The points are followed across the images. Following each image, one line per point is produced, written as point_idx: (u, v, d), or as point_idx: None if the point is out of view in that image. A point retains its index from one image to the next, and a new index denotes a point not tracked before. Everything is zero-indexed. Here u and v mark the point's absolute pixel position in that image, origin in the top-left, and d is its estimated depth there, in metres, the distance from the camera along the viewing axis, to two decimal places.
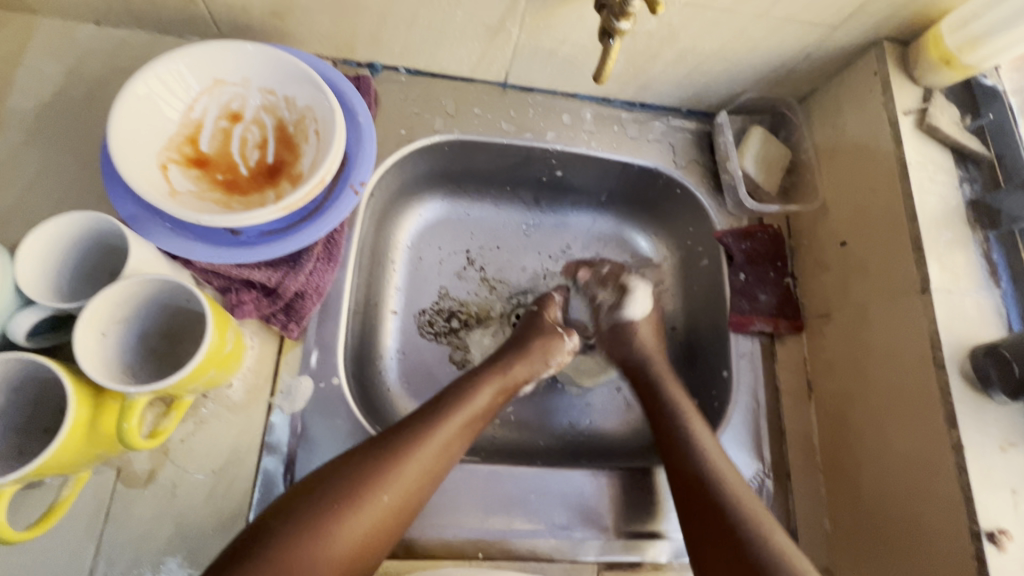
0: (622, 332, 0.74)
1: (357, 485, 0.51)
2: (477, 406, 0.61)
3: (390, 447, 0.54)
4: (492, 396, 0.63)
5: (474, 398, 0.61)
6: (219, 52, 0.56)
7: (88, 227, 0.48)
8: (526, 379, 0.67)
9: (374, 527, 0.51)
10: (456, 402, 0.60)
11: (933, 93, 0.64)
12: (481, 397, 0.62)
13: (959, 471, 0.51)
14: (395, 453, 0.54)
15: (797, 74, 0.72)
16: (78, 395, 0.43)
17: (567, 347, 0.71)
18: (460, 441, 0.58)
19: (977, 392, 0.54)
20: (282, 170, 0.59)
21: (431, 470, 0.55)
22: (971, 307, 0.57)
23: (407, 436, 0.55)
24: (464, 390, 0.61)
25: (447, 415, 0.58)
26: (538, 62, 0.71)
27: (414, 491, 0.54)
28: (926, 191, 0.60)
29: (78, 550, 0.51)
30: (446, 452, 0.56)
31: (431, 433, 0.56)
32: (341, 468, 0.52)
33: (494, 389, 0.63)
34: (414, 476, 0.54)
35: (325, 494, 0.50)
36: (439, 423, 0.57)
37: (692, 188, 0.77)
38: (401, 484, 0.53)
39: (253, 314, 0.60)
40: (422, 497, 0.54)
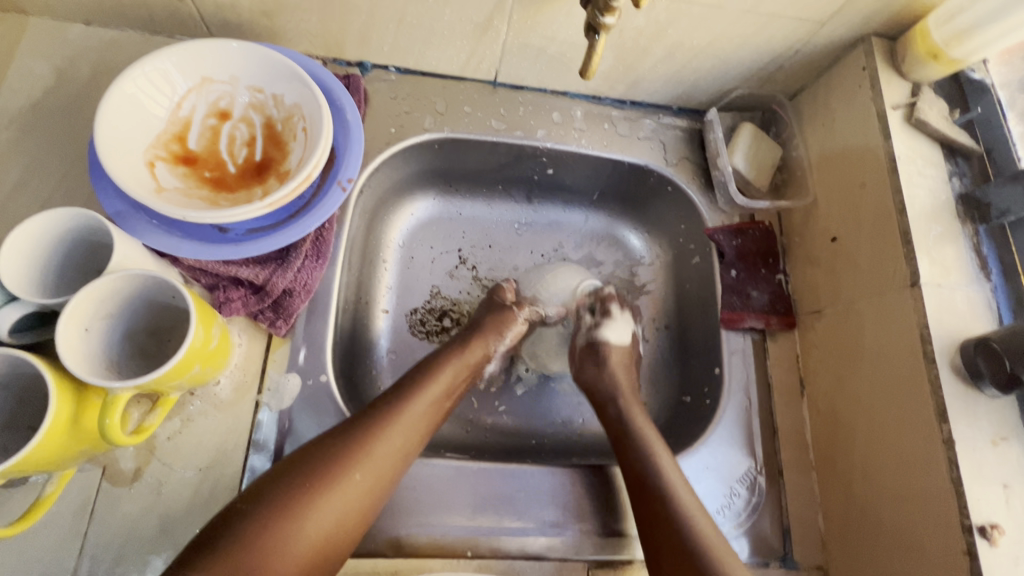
0: (589, 357, 0.70)
1: (330, 465, 0.51)
2: (442, 383, 0.61)
3: (356, 427, 0.54)
4: (456, 372, 0.63)
5: (438, 374, 0.61)
6: (207, 50, 0.56)
7: (51, 227, 0.47)
8: (484, 356, 0.67)
9: (350, 505, 0.51)
10: (421, 380, 0.60)
11: (921, 88, 0.64)
12: (445, 373, 0.62)
13: (950, 465, 0.51)
14: (363, 432, 0.54)
15: (787, 70, 0.72)
16: (60, 391, 0.43)
17: (521, 317, 0.71)
18: (427, 417, 0.58)
19: (968, 385, 0.53)
20: (270, 167, 0.59)
21: (401, 447, 0.55)
22: (961, 300, 0.56)
23: (373, 416, 0.55)
24: (427, 368, 0.62)
25: (412, 393, 0.58)
26: (528, 59, 0.71)
27: (387, 468, 0.54)
28: (915, 185, 0.60)
29: (64, 548, 0.51)
30: (413, 427, 0.57)
31: (397, 411, 0.56)
32: (316, 450, 0.52)
33: (457, 365, 0.64)
34: (385, 454, 0.54)
35: (298, 475, 0.50)
36: (404, 401, 0.57)
37: (683, 185, 0.77)
38: (372, 462, 0.53)
39: (241, 312, 0.60)
40: (396, 475, 0.54)
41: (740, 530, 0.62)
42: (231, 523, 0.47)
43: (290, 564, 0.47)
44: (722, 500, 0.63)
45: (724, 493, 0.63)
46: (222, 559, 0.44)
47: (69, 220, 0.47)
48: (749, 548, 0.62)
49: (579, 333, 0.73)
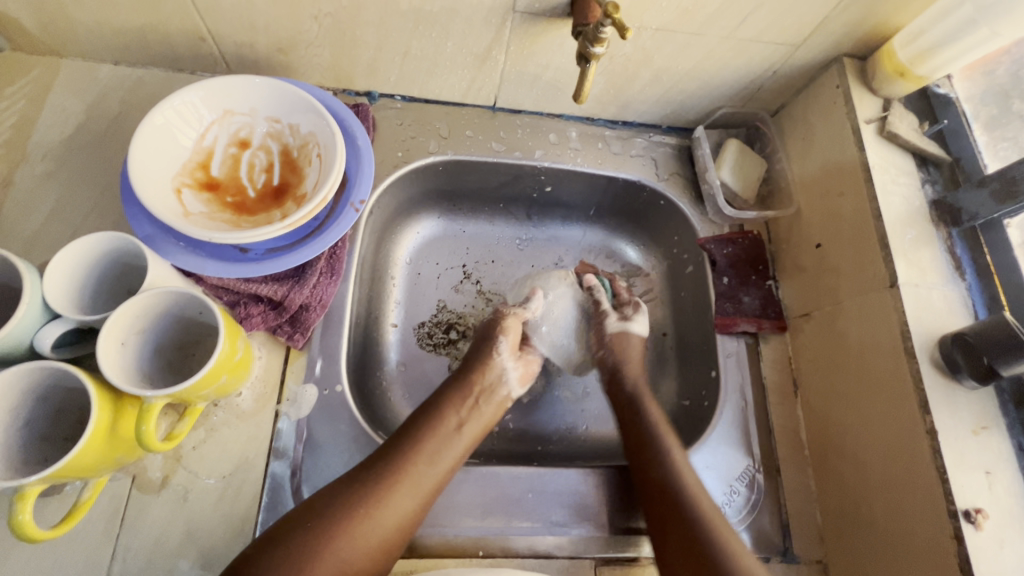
0: (614, 343, 0.74)
1: (335, 522, 0.52)
2: (446, 426, 0.62)
3: (362, 483, 0.55)
4: (461, 413, 0.63)
5: (441, 418, 0.62)
6: (230, 86, 0.61)
7: (81, 251, 0.51)
8: (491, 380, 0.67)
9: (362, 551, 0.52)
10: (426, 428, 0.61)
11: (891, 103, 0.69)
12: (449, 415, 0.62)
13: (935, 454, 0.53)
14: (368, 486, 0.55)
15: (767, 89, 0.77)
16: (100, 400, 0.46)
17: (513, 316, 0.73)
18: (434, 465, 0.59)
19: (947, 378, 0.56)
20: (287, 191, 0.64)
21: (409, 499, 0.56)
22: (938, 298, 0.60)
23: (376, 470, 0.56)
24: (431, 415, 0.62)
25: (416, 442, 0.59)
26: (524, 86, 0.76)
27: (402, 514, 0.55)
28: (890, 192, 0.64)
29: (96, 553, 0.53)
30: (420, 480, 0.57)
31: (401, 464, 0.57)
32: (320, 503, 0.53)
33: (461, 403, 0.64)
34: (393, 508, 0.55)
35: (304, 527, 0.51)
36: (407, 452, 0.58)
37: (675, 199, 0.81)
38: (378, 517, 0.54)
39: (261, 326, 0.64)
40: (405, 528, 0.55)
41: (741, 526, 0.65)
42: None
43: None
44: (722, 498, 0.66)
45: (724, 491, 0.66)
46: None
47: (97, 242, 0.51)
48: (750, 544, 0.64)
49: (602, 325, 0.75)
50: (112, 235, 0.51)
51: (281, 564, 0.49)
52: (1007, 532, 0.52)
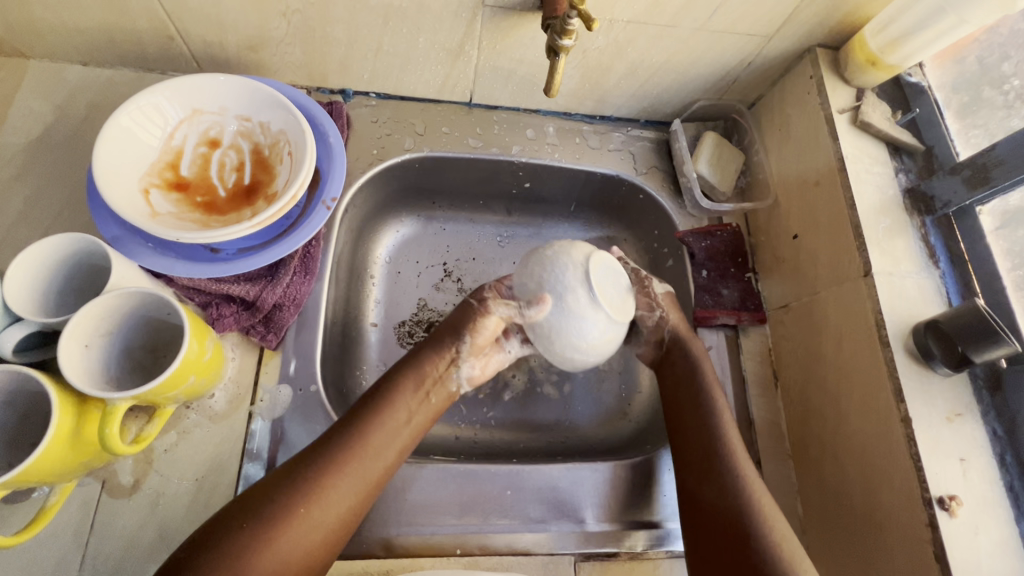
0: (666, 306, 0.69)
1: (276, 513, 0.50)
2: (396, 413, 0.59)
3: (307, 472, 0.53)
4: (413, 401, 0.60)
5: (393, 407, 0.59)
6: (198, 85, 0.61)
7: (38, 260, 0.50)
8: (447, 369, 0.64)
9: (301, 547, 0.50)
10: (373, 415, 0.58)
11: (865, 92, 0.69)
12: (401, 403, 0.59)
13: (909, 442, 0.53)
14: (311, 475, 0.52)
15: (742, 81, 0.77)
16: (62, 404, 0.46)
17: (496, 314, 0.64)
18: (378, 453, 0.56)
19: (922, 366, 0.56)
20: (258, 189, 0.63)
21: (352, 486, 0.54)
22: (912, 286, 0.60)
23: (319, 458, 0.54)
24: (379, 402, 0.59)
25: (363, 429, 0.56)
26: (500, 81, 0.75)
27: (346, 506, 0.53)
28: (864, 181, 0.64)
29: (65, 559, 0.53)
30: (364, 471, 0.55)
31: (346, 453, 0.54)
32: (262, 494, 0.51)
33: (414, 391, 0.61)
34: (334, 494, 0.52)
35: (242, 516, 0.49)
36: (350, 440, 0.55)
37: (654, 193, 0.81)
38: (320, 506, 0.51)
39: (234, 327, 0.63)
40: (350, 514, 0.54)
41: None
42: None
43: None
44: None
45: None
46: None
47: (54, 247, 0.51)
48: None
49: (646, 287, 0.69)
50: (62, 236, 0.50)
51: (221, 562, 0.46)
52: (982, 519, 0.52)
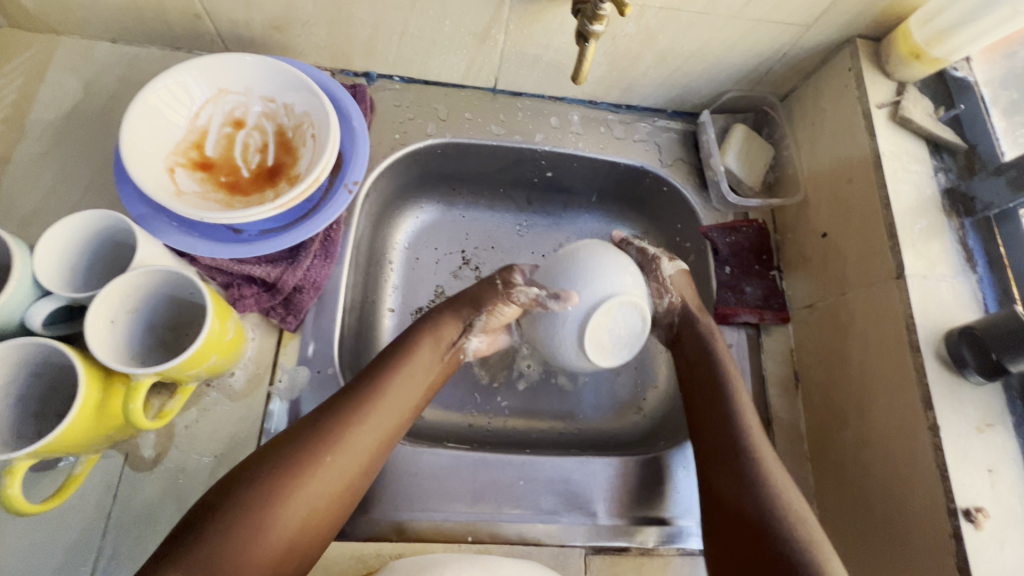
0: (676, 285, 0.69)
1: (302, 455, 0.51)
2: (414, 371, 0.60)
3: (332, 417, 0.54)
4: (428, 359, 0.62)
5: (409, 365, 0.60)
6: (224, 64, 0.61)
7: (63, 238, 0.51)
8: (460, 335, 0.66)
9: (327, 490, 0.51)
10: (391, 369, 0.59)
11: (906, 87, 0.66)
12: (420, 357, 0.62)
13: (936, 451, 0.52)
14: (333, 422, 0.54)
15: (776, 72, 0.74)
16: (89, 378, 0.47)
17: (512, 301, 0.66)
18: (395, 406, 0.58)
19: (953, 373, 0.54)
20: (281, 171, 0.63)
21: (371, 434, 0.55)
22: (946, 291, 0.58)
23: (343, 407, 0.55)
24: (398, 357, 0.60)
25: (382, 384, 0.58)
26: (525, 67, 0.74)
27: (363, 453, 0.54)
28: (901, 180, 0.62)
29: (88, 529, 0.54)
30: (380, 418, 0.56)
31: (365, 402, 0.56)
32: (291, 438, 0.53)
33: (431, 351, 0.63)
34: (356, 442, 0.54)
35: (274, 460, 0.51)
36: (370, 390, 0.57)
37: (678, 185, 0.79)
38: (343, 451, 0.53)
39: (254, 308, 0.63)
40: (370, 462, 0.55)
41: None
42: (207, 516, 0.47)
43: (267, 550, 0.48)
44: None
45: None
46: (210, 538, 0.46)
47: (80, 225, 0.51)
48: None
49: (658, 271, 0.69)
50: (92, 213, 0.51)
51: (246, 497, 0.48)
52: (1010, 532, 0.50)
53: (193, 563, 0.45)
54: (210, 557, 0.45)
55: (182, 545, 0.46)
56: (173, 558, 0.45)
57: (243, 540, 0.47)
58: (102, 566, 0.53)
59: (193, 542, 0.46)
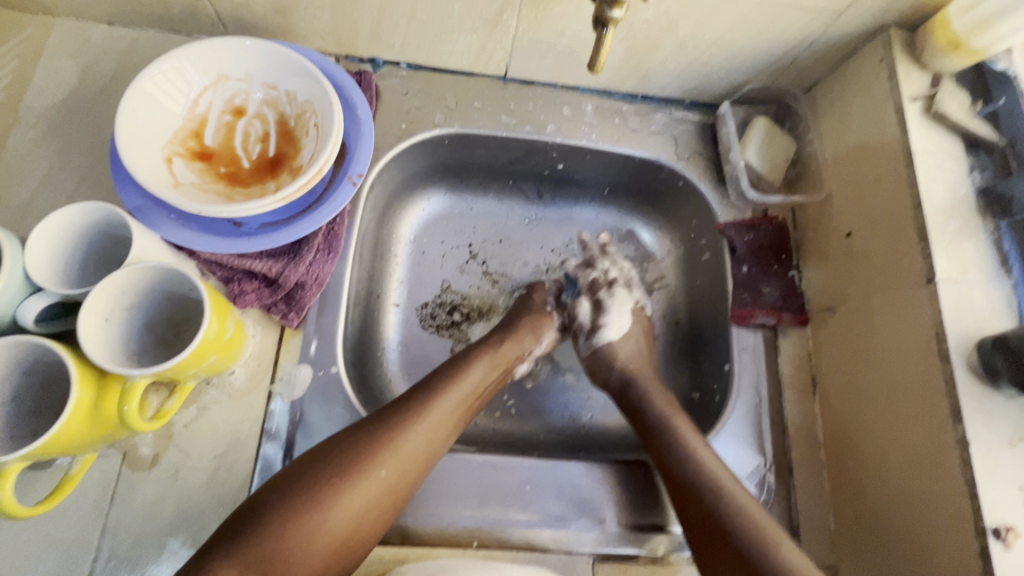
0: (604, 357, 0.70)
1: (356, 458, 0.51)
2: (471, 383, 0.61)
3: (393, 421, 0.54)
4: (483, 376, 0.62)
5: (467, 374, 0.61)
6: (223, 48, 0.58)
7: (56, 231, 0.49)
8: (519, 356, 0.67)
9: (374, 501, 0.50)
10: (450, 377, 0.59)
11: (942, 79, 0.62)
12: (476, 373, 0.61)
13: (965, 466, 0.50)
14: (388, 425, 0.53)
15: (802, 62, 0.70)
16: (81, 379, 0.45)
17: (555, 323, 0.72)
18: (453, 415, 0.58)
19: (984, 384, 0.52)
20: (283, 162, 0.60)
21: (427, 442, 0.54)
22: (979, 297, 0.55)
23: (400, 412, 0.55)
24: (457, 366, 0.61)
25: (440, 395, 0.58)
26: (538, 54, 0.71)
27: (411, 465, 0.53)
28: (934, 178, 0.58)
29: (85, 529, 0.53)
30: (435, 433, 0.55)
31: (420, 408, 0.56)
32: (346, 439, 0.52)
33: (489, 365, 0.63)
34: (410, 449, 0.53)
35: (326, 468, 0.50)
36: (431, 397, 0.57)
37: (695, 180, 0.76)
38: (398, 456, 0.52)
39: (255, 304, 0.61)
40: (421, 471, 0.54)
41: None
42: (259, 510, 0.47)
43: (307, 557, 0.46)
44: None
45: None
46: (249, 540, 0.45)
47: (73, 217, 0.49)
48: None
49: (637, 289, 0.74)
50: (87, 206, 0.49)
51: (290, 503, 0.47)
52: None
53: (237, 559, 0.44)
54: (259, 554, 0.45)
55: (231, 537, 0.45)
56: (220, 551, 0.45)
57: (288, 546, 0.46)
58: (99, 568, 0.52)
59: (241, 535, 0.45)
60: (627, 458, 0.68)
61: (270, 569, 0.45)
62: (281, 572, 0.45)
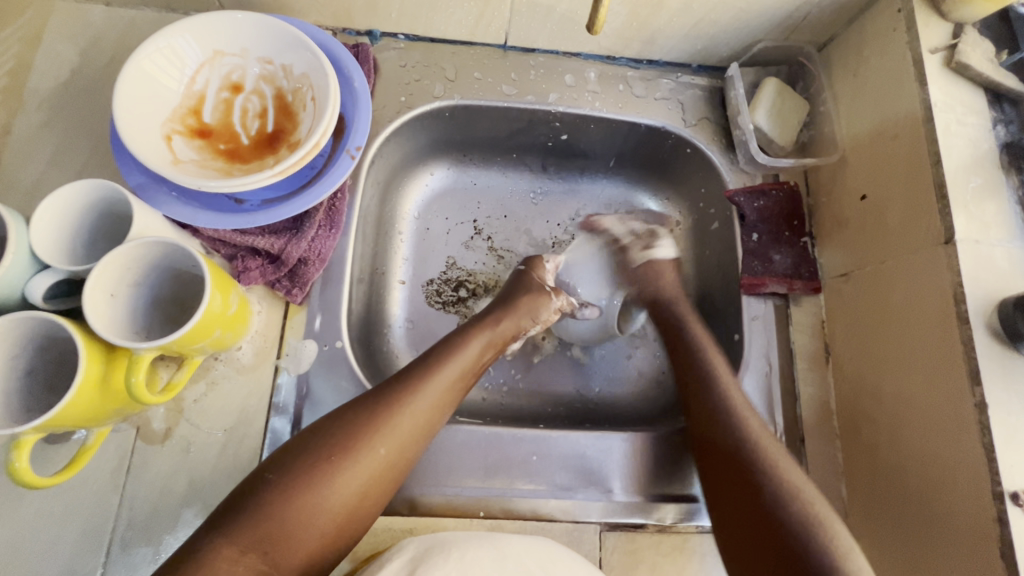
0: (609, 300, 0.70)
1: (354, 434, 0.51)
2: (466, 360, 0.60)
3: (389, 396, 0.54)
4: (479, 351, 0.62)
5: (463, 352, 0.60)
6: (217, 22, 0.57)
7: (55, 246, 0.50)
8: (514, 335, 0.66)
9: (373, 476, 0.51)
10: (445, 355, 0.59)
11: (964, 28, 0.59)
12: (472, 350, 0.61)
13: (982, 431, 0.48)
14: (384, 403, 0.53)
15: (815, 18, 0.67)
16: (89, 353, 0.46)
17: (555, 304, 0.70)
18: (451, 391, 0.58)
19: (1005, 347, 0.50)
20: (282, 137, 0.60)
21: (422, 419, 0.54)
22: (1002, 257, 0.53)
23: (398, 387, 0.55)
24: (454, 344, 0.61)
25: (433, 371, 0.57)
26: (537, 20, 0.69)
27: (406, 441, 0.53)
28: (954, 134, 0.56)
29: (104, 500, 0.54)
30: (432, 408, 0.55)
31: (416, 385, 0.55)
32: (343, 416, 0.52)
33: (484, 343, 0.63)
34: (407, 425, 0.53)
35: (322, 445, 0.50)
36: (427, 375, 0.57)
37: (703, 146, 0.74)
38: (395, 432, 0.52)
39: (259, 281, 0.62)
40: (417, 446, 0.54)
41: None
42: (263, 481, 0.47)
43: (309, 535, 0.47)
44: None
45: None
46: (252, 514, 0.46)
47: (56, 231, 0.49)
48: None
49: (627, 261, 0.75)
50: (39, 214, 0.48)
51: (294, 476, 0.48)
52: None
53: (241, 538, 0.45)
54: (261, 532, 0.45)
55: (236, 512, 0.46)
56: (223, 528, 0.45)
57: (290, 524, 0.46)
58: (118, 537, 0.54)
59: (243, 514, 0.46)
60: (634, 430, 0.68)
61: (274, 547, 0.46)
62: (283, 548, 0.46)
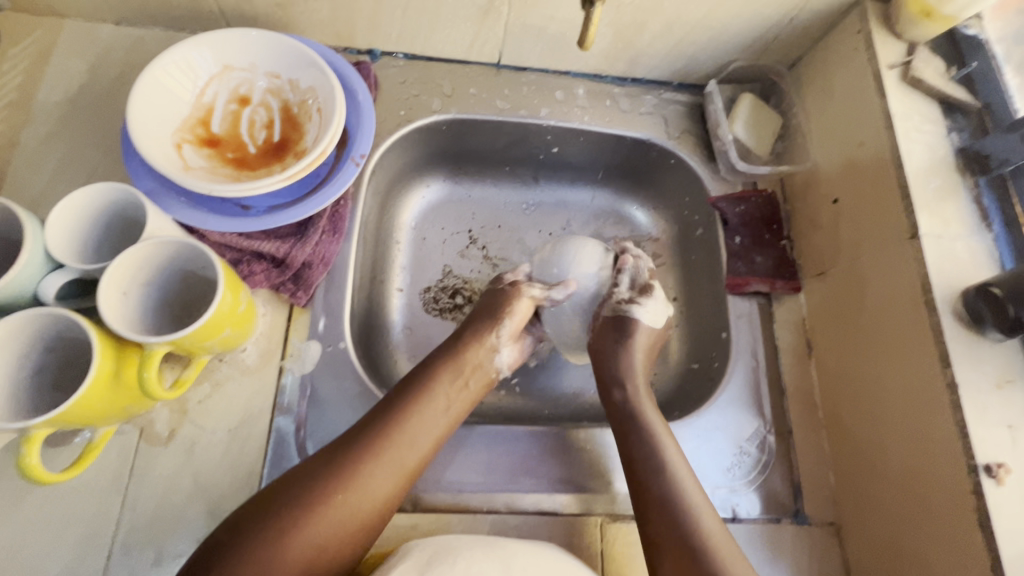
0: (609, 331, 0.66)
1: (316, 489, 0.50)
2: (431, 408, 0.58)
3: (357, 447, 0.53)
4: (447, 392, 0.60)
5: (428, 399, 0.58)
6: (229, 39, 0.61)
7: (67, 246, 0.51)
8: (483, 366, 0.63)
9: (338, 531, 0.50)
10: (411, 404, 0.57)
11: (917, 47, 0.65)
12: (437, 394, 0.59)
13: (954, 408, 0.51)
14: (350, 458, 0.53)
15: (784, 39, 0.73)
16: (103, 348, 0.46)
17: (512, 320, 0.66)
18: (415, 446, 0.56)
19: (970, 331, 0.54)
20: (288, 147, 0.63)
21: (387, 474, 0.53)
22: (962, 249, 0.57)
23: (364, 442, 0.54)
24: (419, 391, 0.59)
25: (399, 423, 0.56)
26: (529, 40, 0.74)
27: (372, 497, 0.52)
28: (913, 140, 0.61)
29: (106, 502, 0.54)
30: (399, 462, 0.54)
31: (382, 440, 0.54)
32: (311, 471, 0.52)
33: (449, 383, 0.60)
34: (372, 480, 0.52)
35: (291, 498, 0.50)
36: (392, 426, 0.55)
37: (685, 157, 0.79)
38: (359, 489, 0.52)
39: (264, 284, 0.63)
40: (383, 502, 0.53)
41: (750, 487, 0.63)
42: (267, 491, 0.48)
43: None
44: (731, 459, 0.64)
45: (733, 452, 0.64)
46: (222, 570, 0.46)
47: (70, 230, 0.51)
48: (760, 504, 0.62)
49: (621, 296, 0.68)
50: (54, 212, 0.49)
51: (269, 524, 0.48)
52: None
53: None
54: None
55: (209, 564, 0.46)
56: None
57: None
58: (120, 541, 0.53)
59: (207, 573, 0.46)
60: None
61: None
62: None
